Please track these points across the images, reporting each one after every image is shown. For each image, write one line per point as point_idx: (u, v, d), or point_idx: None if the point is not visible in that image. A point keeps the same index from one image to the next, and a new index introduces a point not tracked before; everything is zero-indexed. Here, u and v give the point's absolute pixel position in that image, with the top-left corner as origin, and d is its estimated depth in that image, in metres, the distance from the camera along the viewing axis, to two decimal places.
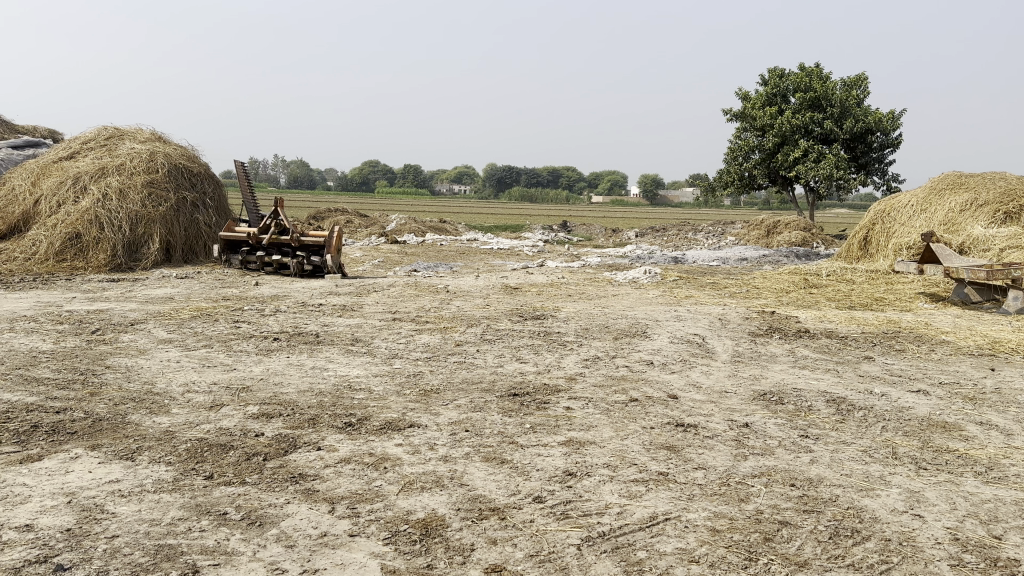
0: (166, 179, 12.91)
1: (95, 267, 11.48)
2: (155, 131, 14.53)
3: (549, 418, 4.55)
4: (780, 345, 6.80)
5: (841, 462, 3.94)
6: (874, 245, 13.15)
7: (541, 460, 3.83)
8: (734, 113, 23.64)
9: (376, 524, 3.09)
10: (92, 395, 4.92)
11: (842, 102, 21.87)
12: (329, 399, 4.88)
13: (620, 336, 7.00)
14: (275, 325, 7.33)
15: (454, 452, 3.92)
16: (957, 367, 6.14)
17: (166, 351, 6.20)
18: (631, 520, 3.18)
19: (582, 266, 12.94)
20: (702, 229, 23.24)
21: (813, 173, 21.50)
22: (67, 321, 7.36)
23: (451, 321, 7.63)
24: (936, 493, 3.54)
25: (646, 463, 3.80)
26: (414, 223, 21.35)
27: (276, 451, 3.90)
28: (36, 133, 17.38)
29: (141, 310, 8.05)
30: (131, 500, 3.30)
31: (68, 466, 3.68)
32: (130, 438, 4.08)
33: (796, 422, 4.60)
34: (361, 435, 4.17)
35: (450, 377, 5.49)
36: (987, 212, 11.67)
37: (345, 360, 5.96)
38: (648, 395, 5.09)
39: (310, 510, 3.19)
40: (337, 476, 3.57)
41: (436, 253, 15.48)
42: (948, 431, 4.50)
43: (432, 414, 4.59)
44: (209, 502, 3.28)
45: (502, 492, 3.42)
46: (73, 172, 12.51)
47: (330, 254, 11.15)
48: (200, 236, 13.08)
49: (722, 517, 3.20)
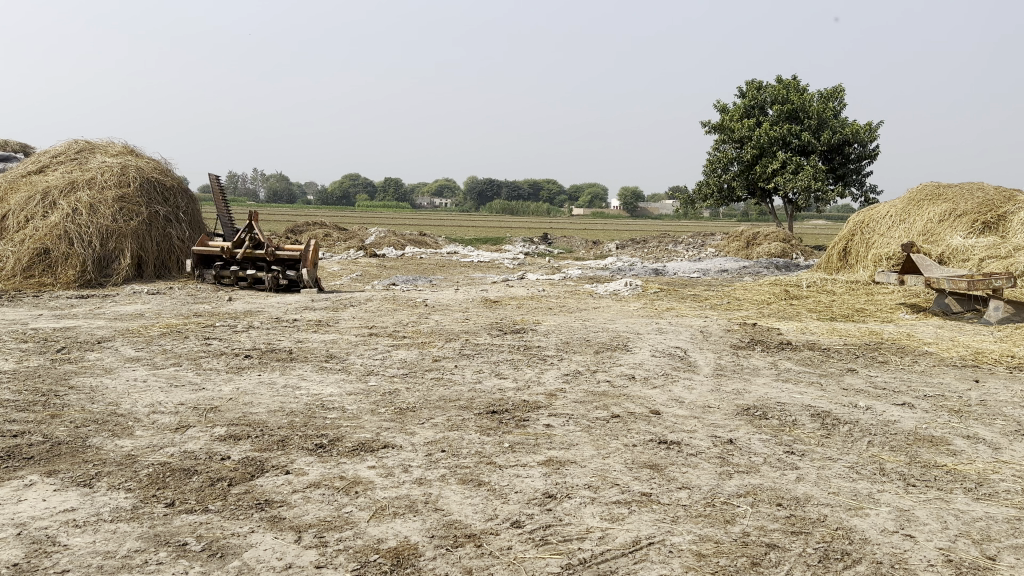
0: (138, 193, 12.65)
1: (64, 284, 11.17)
2: (128, 144, 14.26)
3: (529, 436, 4.41)
4: (763, 358, 6.72)
5: (828, 479, 3.84)
6: (853, 257, 13.21)
7: (520, 481, 3.68)
8: (712, 126, 23.82)
9: (345, 554, 2.92)
10: (53, 417, 4.69)
11: (819, 114, 22.11)
12: (301, 419, 4.71)
13: (601, 350, 6.88)
14: (247, 341, 7.12)
15: (429, 474, 3.76)
16: (942, 378, 6.09)
17: (134, 369, 5.98)
18: (613, 545, 3.04)
19: (563, 279, 12.84)
20: (682, 241, 23.29)
21: (791, 185, 21.68)
22: (31, 340, 7.10)
23: (429, 336, 7.46)
24: (926, 512, 3.44)
25: (629, 484, 3.67)
26: (393, 236, 21.15)
27: (242, 475, 3.72)
28: (6, 146, 17.02)
29: (109, 327, 7.82)
30: (86, 531, 3.10)
31: (21, 494, 3.47)
32: (89, 464, 3.87)
33: (781, 437, 4.50)
34: (332, 458, 4.00)
35: (427, 395, 5.33)
36: (965, 222, 11.78)
37: (318, 378, 5.79)
38: (630, 411, 4.97)
39: (275, 540, 3.02)
40: (305, 502, 3.39)
41: (415, 267, 15.31)
42: (935, 445, 4.43)
43: (407, 434, 4.43)
44: (168, 532, 3.09)
45: (479, 516, 3.28)
46: (42, 187, 12.21)
47: (306, 268, 10.98)
48: (173, 251, 12.81)
49: (708, 541, 3.08)
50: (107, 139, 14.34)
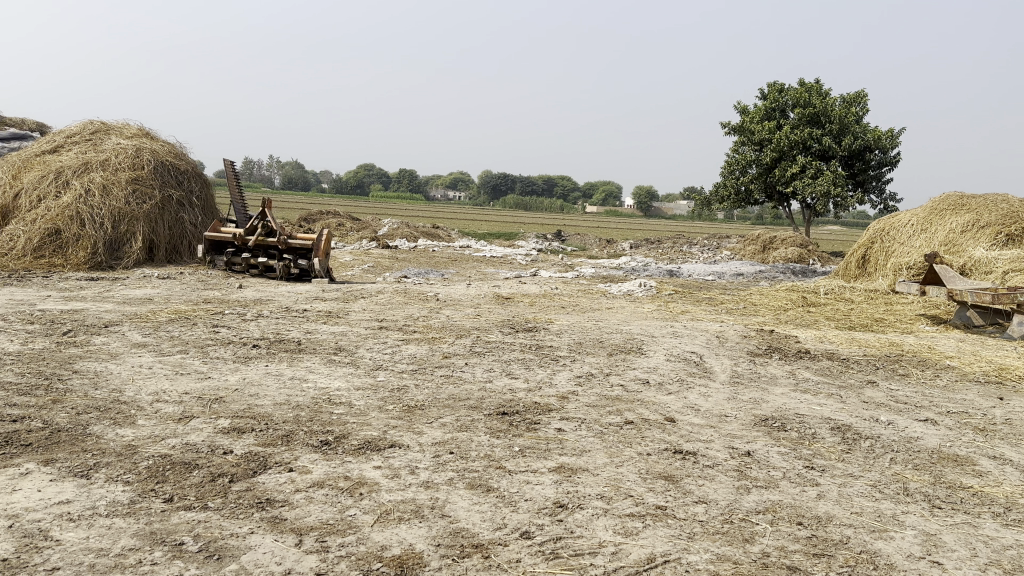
0: (152, 176, 12.59)
1: (74, 265, 11.12)
2: (143, 127, 14.21)
3: (539, 440, 4.29)
4: (781, 366, 6.55)
5: (850, 498, 3.69)
6: (872, 264, 12.96)
7: (530, 489, 3.55)
8: (732, 126, 23.60)
9: (347, 561, 2.80)
10: (55, 402, 4.60)
11: (841, 118, 21.81)
12: (306, 414, 4.59)
13: (614, 352, 6.74)
14: (256, 331, 7.03)
15: (437, 478, 3.64)
16: (965, 394, 5.90)
17: (140, 356, 5.88)
18: (626, 561, 2.91)
19: (577, 277, 12.71)
20: (697, 242, 23.10)
21: (810, 190, 21.43)
22: (38, 321, 7.04)
23: (441, 331, 7.33)
24: (954, 537, 3.29)
25: (643, 496, 3.54)
26: (407, 227, 21.08)
27: (244, 471, 3.60)
28: (24, 125, 17.05)
29: (117, 311, 7.74)
30: (80, 525, 2.99)
31: (16, 483, 3.37)
32: (87, 453, 3.76)
33: (800, 451, 4.35)
34: (337, 455, 3.89)
35: (435, 393, 5.20)
36: (988, 233, 11.57)
37: (325, 371, 5.67)
38: (644, 418, 4.83)
39: (275, 543, 2.90)
40: (307, 503, 3.28)
41: (428, 260, 15.19)
42: (960, 465, 4.26)
43: (415, 433, 4.31)
44: (165, 530, 2.98)
45: (487, 525, 3.15)
46: (55, 166, 12.18)
47: (317, 257, 10.86)
48: (185, 235, 12.76)
49: (726, 561, 2.94)
50: (122, 121, 14.29)
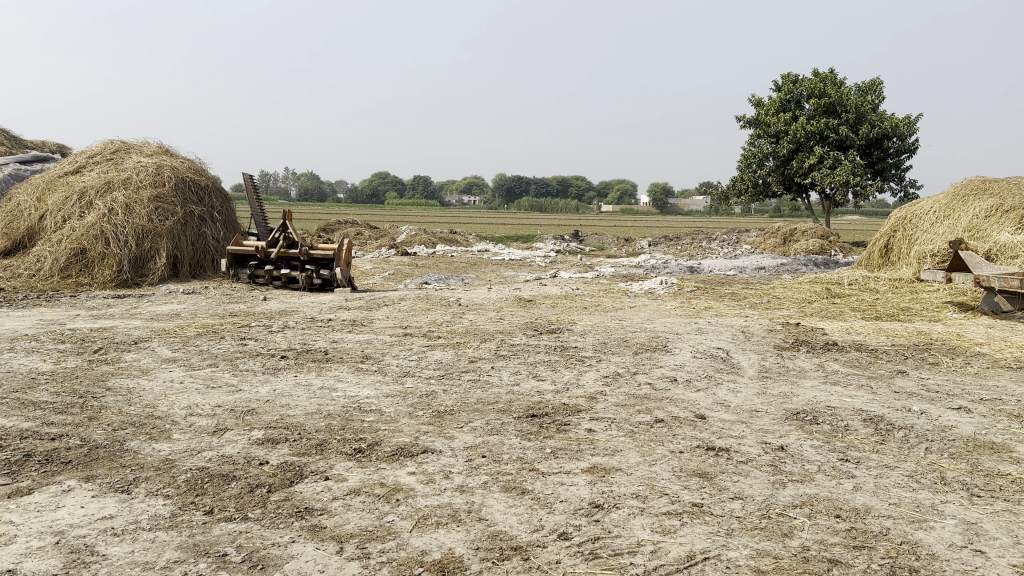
0: (173, 193, 12.77)
1: (101, 284, 11.30)
2: (162, 144, 14.42)
3: (571, 441, 4.29)
4: (809, 359, 6.50)
5: (887, 489, 3.65)
6: (895, 253, 12.81)
7: (565, 490, 3.56)
8: (746, 120, 23.48)
9: (388, 567, 2.82)
10: (91, 420, 4.68)
11: (857, 107, 21.57)
12: (338, 422, 4.63)
13: (640, 350, 6.72)
14: (283, 341, 7.10)
15: (471, 482, 3.66)
16: (998, 381, 5.81)
17: (171, 371, 5.97)
18: (665, 560, 2.91)
19: (597, 277, 12.68)
20: (716, 237, 22.97)
21: (829, 180, 21.23)
22: (70, 340, 7.16)
23: (465, 336, 7.34)
24: (995, 525, 3.24)
25: (678, 493, 3.53)
26: (425, 234, 21.17)
27: (281, 481, 3.65)
28: (46, 148, 17.38)
29: (145, 327, 7.85)
30: (124, 540, 3.04)
31: (60, 500, 3.44)
32: (126, 469, 3.83)
33: (835, 444, 4.31)
34: (371, 463, 3.92)
35: (464, 397, 5.22)
36: (1013, 218, 11.38)
37: (354, 379, 5.71)
38: (674, 416, 4.81)
39: (316, 551, 2.94)
40: (346, 510, 3.31)
41: (447, 265, 15.22)
42: (997, 452, 4.20)
43: (447, 438, 4.34)
44: (208, 541, 3.03)
45: (525, 527, 3.16)
46: (79, 187, 12.39)
47: (340, 267, 10.97)
48: (208, 250, 12.92)
49: (766, 556, 2.93)
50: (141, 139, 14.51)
